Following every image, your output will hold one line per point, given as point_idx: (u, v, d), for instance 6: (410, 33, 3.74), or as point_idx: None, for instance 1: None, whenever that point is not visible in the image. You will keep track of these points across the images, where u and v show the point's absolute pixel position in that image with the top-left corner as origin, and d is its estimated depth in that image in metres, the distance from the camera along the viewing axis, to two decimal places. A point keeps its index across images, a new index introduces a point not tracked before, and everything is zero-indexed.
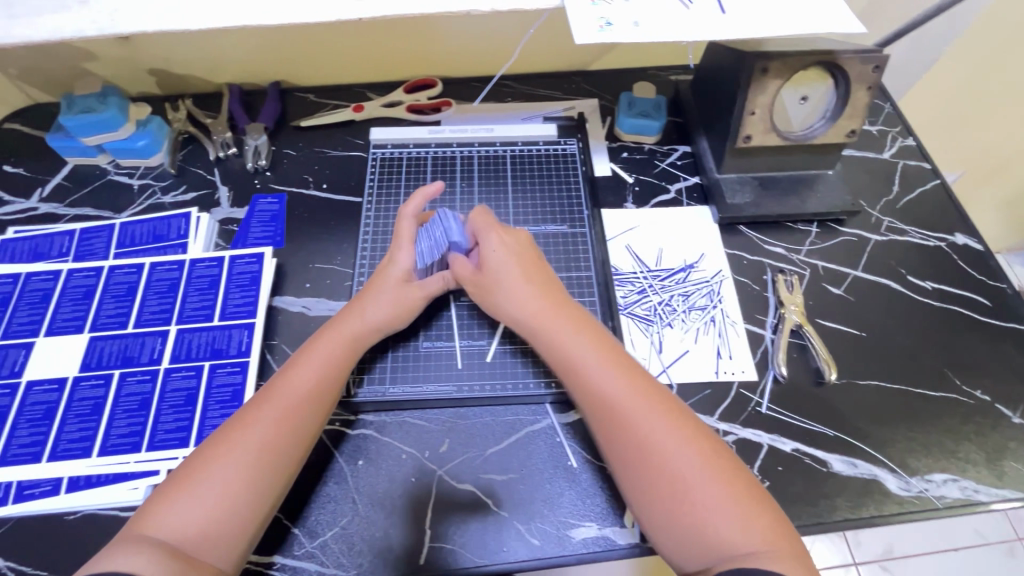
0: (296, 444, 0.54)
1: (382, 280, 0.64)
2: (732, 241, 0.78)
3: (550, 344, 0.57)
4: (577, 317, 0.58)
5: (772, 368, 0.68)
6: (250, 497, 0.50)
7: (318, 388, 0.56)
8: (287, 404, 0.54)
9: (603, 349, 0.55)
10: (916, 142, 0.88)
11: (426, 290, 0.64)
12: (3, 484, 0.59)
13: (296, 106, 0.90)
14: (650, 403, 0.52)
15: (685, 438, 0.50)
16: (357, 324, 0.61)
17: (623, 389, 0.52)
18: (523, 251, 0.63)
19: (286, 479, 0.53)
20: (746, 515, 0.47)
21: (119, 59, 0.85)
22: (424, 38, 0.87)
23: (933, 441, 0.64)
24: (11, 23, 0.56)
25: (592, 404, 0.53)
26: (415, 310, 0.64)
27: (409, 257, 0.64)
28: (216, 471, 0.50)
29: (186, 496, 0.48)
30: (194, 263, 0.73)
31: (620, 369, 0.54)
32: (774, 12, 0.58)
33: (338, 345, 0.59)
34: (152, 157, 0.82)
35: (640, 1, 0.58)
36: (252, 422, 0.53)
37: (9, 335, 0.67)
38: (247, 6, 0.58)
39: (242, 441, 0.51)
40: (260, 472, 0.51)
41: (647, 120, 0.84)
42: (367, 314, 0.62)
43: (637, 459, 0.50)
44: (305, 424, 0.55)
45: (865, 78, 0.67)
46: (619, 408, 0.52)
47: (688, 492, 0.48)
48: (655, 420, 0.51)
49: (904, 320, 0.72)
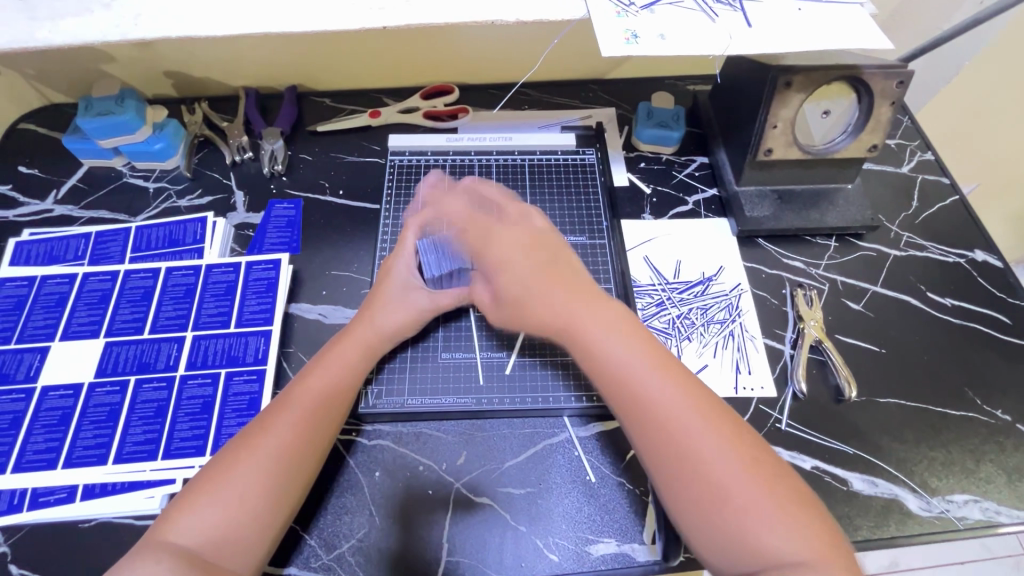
0: (317, 446, 0.54)
1: (390, 289, 0.65)
2: (751, 255, 0.77)
3: (586, 346, 0.53)
4: (613, 315, 0.54)
5: (791, 384, 0.67)
6: (274, 499, 0.50)
7: (337, 390, 0.57)
8: (308, 406, 0.55)
9: (642, 349, 0.52)
10: (935, 156, 0.87)
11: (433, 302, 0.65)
12: (18, 490, 0.58)
13: (312, 110, 0.90)
14: (693, 409, 0.49)
15: (728, 442, 0.48)
16: (371, 329, 0.62)
17: (666, 395, 0.50)
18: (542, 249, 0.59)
19: (305, 483, 0.53)
20: (791, 520, 0.45)
21: (136, 61, 0.84)
22: (443, 45, 0.87)
23: (953, 460, 0.63)
24: (34, 25, 0.56)
25: (632, 408, 0.50)
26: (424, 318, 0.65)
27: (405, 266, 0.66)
28: (240, 475, 0.49)
29: (208, 500, 0.48)
30: (211, 268, 0.72)
31: (662, 369, 0.51)
32: (801, 26, 0.58)
33: (357, 347, 0.61)
34: (168, 161, 0.81)
35: (666, 14, 0.58)
36: (274, 423, 0.53)
37: (24, 339, 0.67)
38: (271, 12, 0.58)
39: (265, 443, 0.51)
40: (283, 475, 0.51)
41: (666, 130, 0.84)
42: (379, 320, 0.63)
43: (679, 465, 0.48)
44: (326, 424, 0.55)
45: (890, 94, 0.66)
46: (660, 413, 0.49)
47: (732, 500, 0.46)
48: (698, 423, 0.49)
49: (924, 337, 0.71)
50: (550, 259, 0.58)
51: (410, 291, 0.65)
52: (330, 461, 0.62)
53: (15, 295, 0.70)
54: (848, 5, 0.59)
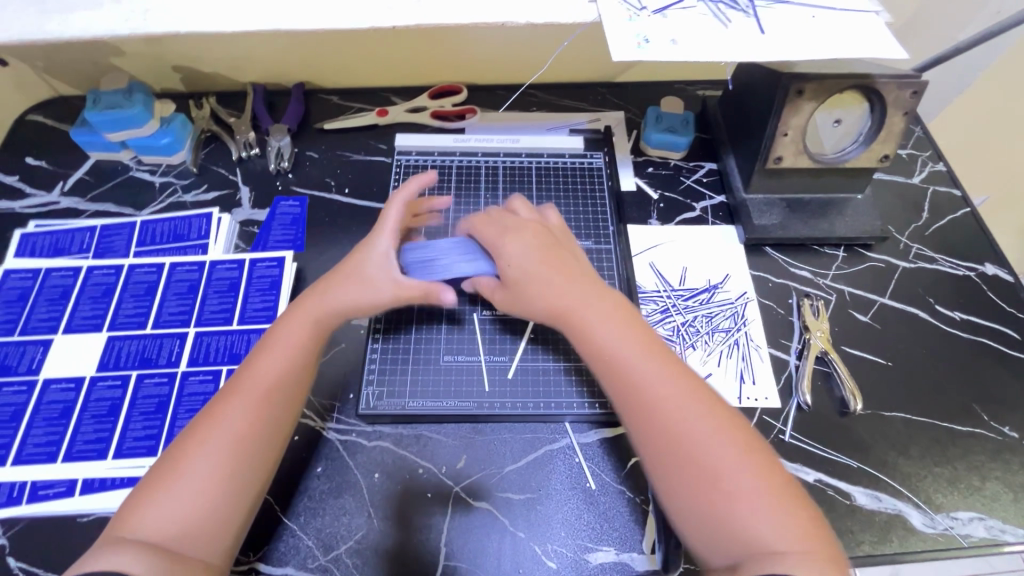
0: (273, 429, 0.53)
1: (348, 268, 0.61)
2: (758, 263, 0.77)
3: (585, 334, 0.57)
4: (613, 306, 0.58)
5: (796, 395, 0.67)
6: (233, 486, 0.49)
7: (289, 372, 0.55)
8: (259, 388, 0.53)
9: (638, 339, 0.55)
10: (947, 168, 0.86)
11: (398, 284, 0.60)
12: (17, 483, 0.58)
13: (320, 108, 0.90)
14: (682, 395, 0.52)
15: (718, 428, 0.50)
16: (322, 304, 0.59)
17: (657, 380, 0.53)
18: (546, 245, 0.62)
19: (267, 466, 0.52)
20: (776, 505, 0.47)
21: (145, 55, 0.84)
22: (452, 45, 0.87)
23: (958, 476, 0.63)
24: (45, 18, 0.56)
25: (627, 394, 0.53)
26: (381, 300, 0.60)
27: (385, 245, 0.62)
28: (194, 464, 0.49)
29: (165, 491, 0.48)
30: (214, 264, 0.72)
31: (657, 359, 0.54)
32: (815, 33, 0.57)
33: (308, 326, 0.58)
34: (175, 155, 0.81)
35: (678, 19, 0.57)
36: (227, 410, 0.52)
37: (27, 331, 0.67)
38: (280, 10, 0.58)
39: (218, 431, 0.50)
40: (239, 461, 0.50)
41: (675, 136, 0.83)
42: (334, 297, 0.59)
43: (667, 450, 0.50)
44: (281, 406, 0.53)
45: (903, 104, 0.66)
46: (650, 399, 0.52)
47: (719, 483, 0.48)
48: (692, 411, 0.51)
49: (932, 351, 0.70)
50: (546, 261, 0.60)
51: (370, 268, 0.61)
52: (329, 461, 0.62)
53: (19, 287, 0.70)
54: (863, 13, 0.59)
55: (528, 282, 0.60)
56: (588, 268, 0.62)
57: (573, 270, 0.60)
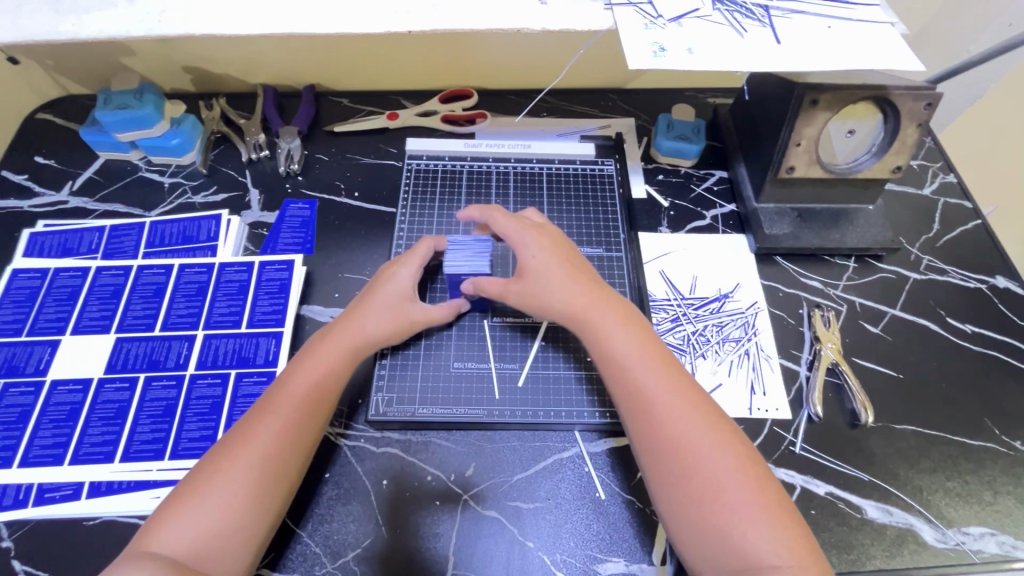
0: (299, 454, 0.53)
1: (382, 294, 0.63)
2: (768, 273, 0.76)
3: (595, 337, 0.58)
4: (622, 315, 0.59)
5: (806, 407, 0.66)
6: (257, 509, 0.49)
7: (316, 394, 0.55)
8: (291, 410, 0.53)
9: (647, 347, 0.57)
10: (957, 179, 0.86)
11: (427, 315, 0.64)
12: (23, 485, 0.58)
13: (329, 110, 0.89)
14: (688, 403, 0.53)
15: (719, 440, 0.50)
16: (358, 333, 0.60)
17: (663, 386, 0.54)
18: (564, 255, 0.64)
19: (290, 489, 0.52)
20: (771, 520, 0.47)
21: (156, 56, 0.84)
22: (463, 48, 0.86)
23: (970, 490, 0.62)
24: (59, 19, 0.56)
25: (632, 399, 0.54)
26: (413, 329, 0.63)
27: (407, 276, 0.64)
28: (221, 485, 0.49)
29: (191, 509, 0.47)
30: (224, 267, 0.72)
31: (663, 368, 0.55)
32: (831, 44, 0.57)
33: (338, 348, 0.58)
34: (185, 156, 0.81)
35: (694, 28, 0.57)
36: (257, 431, 0.51)
37: (36, 331, 0.67)
38: (295, 13, 0.58)
39: (247, 452, 0.50)
40: (264, 484, 0.50)
41: (686, 143, 0.83)
42: (368, 324, 0.60)
43: (665, 456, 0.51)
44: (308, 431, 0.54)
45: (917, 115, 0.65)
46: (656, 403, 0.53)
47: (716, 492, 0.48)
48: (695, 420, 0.52)
49: (943, 363, 0.70)
50: (565, 268, 0.62)
51: (396, 296, 0.63)
52: (336, 467, 0.61)
53: (28, 288, 0.70)
54: (879, 24, 0.58)
55: (540, 286, 0.61)
56: (600, 280, 0.64)
57: (585, 279, 0.62)
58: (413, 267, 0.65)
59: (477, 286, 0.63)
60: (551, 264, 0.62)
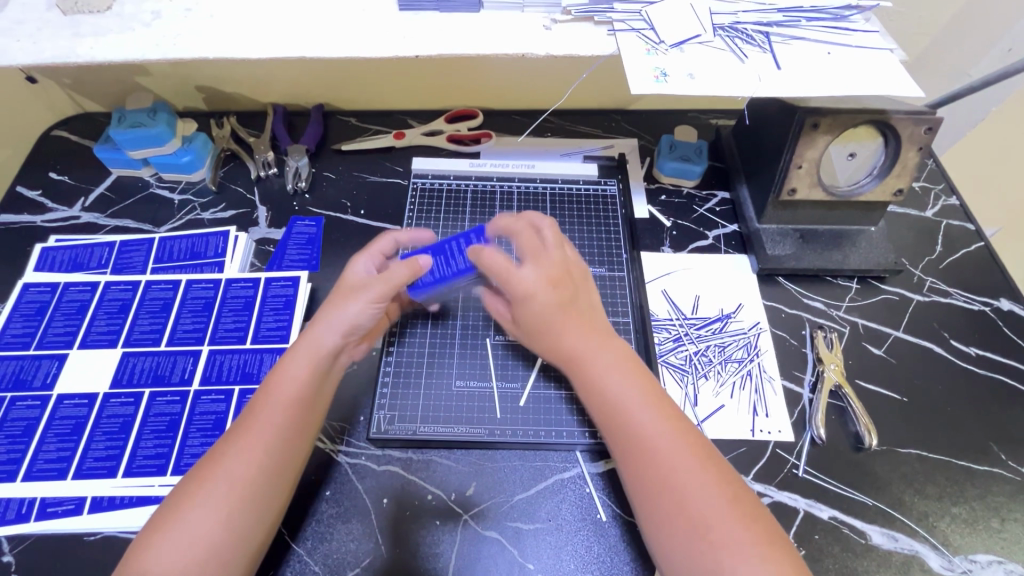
0: (271, 480, 0.51)
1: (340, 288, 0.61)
2: (771, 293, 0.77)
3: (593, 379, 0.56)
4: (622, 352, 0.58)
5: (809, 429, 0.66)
6: (228, 537, 0.48)
7: (286, 422, 0.53)
8: (258, 436, 0.52)
9: (645, 390, 0.55)
10: (959, 201, 0.87)
11: (393, 282, 0.59)
12: (25, 500, 0.58)
13: (338, 129, 0.91)
14: (683, 443, 0.52)
15: (718, 483, 0.50)
16: (316, 334, 0.58)
17: (657, 428, 0.52)
18: (563, 295, 0.59)
19: (266, 515, 0.51)
20: (768, 562, 0.46)
21: (170, 76, 0.86)
22: (470, 70, 0.88)
23: (977, 516, 0.61)
24: (78, 41, 0.58)
25: (627, 441, 0.53)
26: (371, 303, 0.58)
27: (360, 265, 0.63)
28: (197, 516, 0.48)
29: (163, 540, 0.47)
30: (229, 283, 0.73)
31: (661, 406, 0.54)
32: (830, 69, 0.58)
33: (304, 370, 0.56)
34: (195, 173, 0.82)
35: (695, 53, 0.58)
36: (228, 461, 0.50)
37: (44, 345, 0.68)
38: (306, 37, 0.59)
39: (212, 482, 0.49)
40: (235, 514, 0.49)
41: (689, 164, 0.83)
42: (324, 321, 0.58)
43: (664, 499, 0.50)
44: (277, 458, 0.52)
45: (917, 139, 0.66)
46: (650, 444, 0.52)
47: (715, 534, 0.47)
48: (689, 460, 0.51)
49: (948, 387, 0.70)
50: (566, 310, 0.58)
51: (353, 284, 0.61)
52: (337, 484, 0.61)
53: (38, 301, 0.71)
54: (879, 51, 0.59)
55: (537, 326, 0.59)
56: (597, 309, 0.61)
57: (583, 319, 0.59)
58: (367, 257, 0.64)
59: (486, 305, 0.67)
60: (559, 304, 0.58)
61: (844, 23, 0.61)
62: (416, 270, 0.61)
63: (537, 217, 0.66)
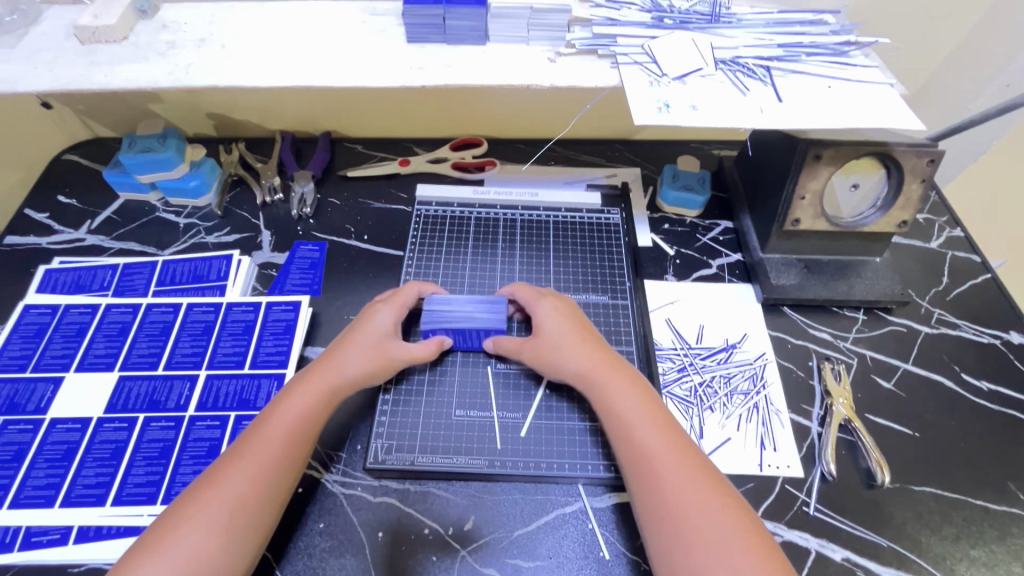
0: (274, 498, 0.51)
1: (362, 335, 0.63)
2: (777, 323, 0.76)
3: (602, 399, 0.58)
4: (630, 376, 0.60)
5: (819, 464, 0.64)
6: (224, 559, 0.47)
7: (297, 442, 0.54)
8: (267, 453, 0.52)
9: (652, 411, 0.56)
10: (964, 233, 0.86)
11: (409, 353, 0.63)
12: (10, 530, 0.56)
13: (344, 156, 0.92)
14: (688, 463, 0.52)
15: (724, 505, 0.49)
16: (334, 375, 0.59)
17: (663, 446, 0.53)
18: (575, 318, 0.66)
19: (260, 538, 0.50)
20: None
21: (182, 103, 0.88)
22: (475, 100, 0.90)
23: (998, 560, 0.59)
24: (92, 68, 0.60)
25: (635, 459, 0.53)
26: (392, 367, 0.63)
27: (385, 317, 0.65)
28: (190, 530, 0.47)
29: (154, 554, 0.46)
30: (230, 307, 0.73)
31: (667, 428, 0.55)
32: (831, 101, 0.58)
33: (316, 395, 0.58)
34: (202, 198, 0.83)
35: (697, 86, 0.59)
36: (228, 475, 0.50)
37: (40, 368, 0.67)
38: (316, 67, 0.61)
39: (212, 499, 0.49)
40: (232, 532, 0.48)
41: (692, 194, 0.84)
42: (345, 365, 0.60)
43: (671, 519, 0.49)
44: (279, 477, 0.52)
45: (919, 171, 0.66)
46: (656, 461, 0.52)
47: (722, 557, 0.46)
48: (695, 479, 0.51)
49: (961, 422, 0.68)
50: (582, 329, 0.64)
51: (374, 337, 0.63)
52: (331, 516, 0.59)
53: (38, 323, 0.71)
54: (879, 85, 0.60)
55: (551, 344, 0.63)
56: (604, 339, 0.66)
57: (594, 341, 0.63)
58: (391, 308, 0.66)
59: (496, 343, 0.66)
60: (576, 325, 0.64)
61: (844, 58, 0.63)
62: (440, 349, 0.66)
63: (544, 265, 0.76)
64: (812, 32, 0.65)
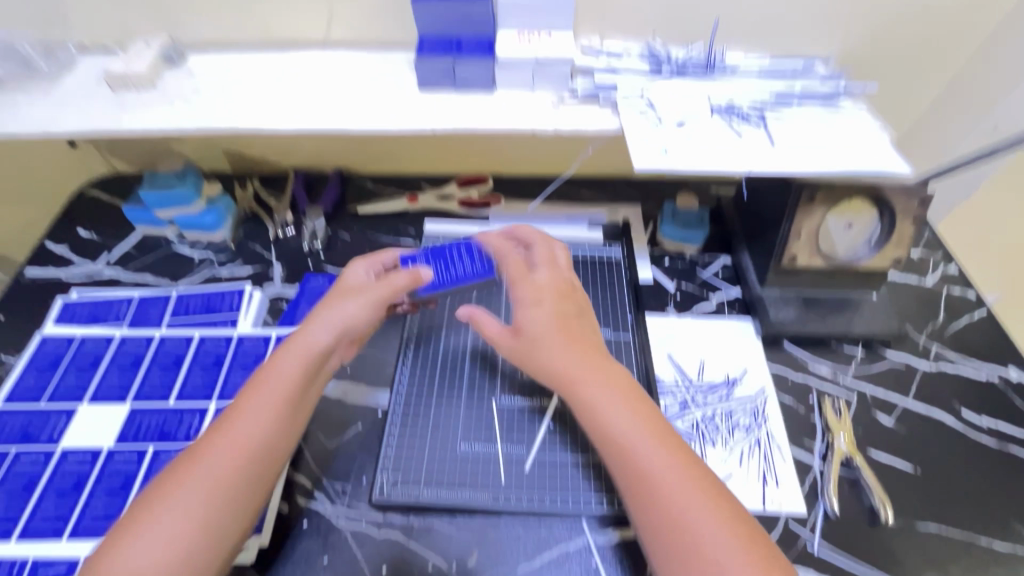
0: (255, 471, 0.52)
1: (338, 291, 0.65)
2: (776, 359, 0.77)
3: (584, 401, 0.56)
4: (615, 371, 0.58)
5: (822, 501, 0.64)
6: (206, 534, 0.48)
7: (275, 418, 0.54)
8: (244, 427, 0.53)
9: (639, 414, 0.54)
10: (958, 269, 0.88)
11: (389, 290, 0.64)
12: (18, 562, 0.57)
13: (355, 192, 0.96)
14: (676, 463, 0.51)
15: (711, 505, 0.48)
16: (311, 332, 0.60)
17: (651, 447, 0.52)
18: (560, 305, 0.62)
19: (244, 511, 0.50)
20: None
21: (201, 142, 0.92)
22: (482, 139, 0.94)
23: None
24: (121, 113, 0.64)
25: (625, 467, 0.52)
26: (373, 312, 0.63)
27: (359, 271, 0.67)
28: (170, 510, 0.48)
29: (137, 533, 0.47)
30: (241, 339, 0.74)
31: (656, 431, 0.53)
32: (822, 146, 0.61)
33: (292, 365, 0.57)
34: (216, 233, 0.85)
35: (694, 132, 0.62)
36: (207, 453, 0.51)
37: (55, 399, 0.68)
38: (331, 112, 0.64)
39: (192, 476, 0.49)
40: (212, 509, 0.49)
41: (692, 231, 0.87)
42: (321, 318, 0.61)
43: (663, 527, 0.48)
44: (261, 448, 0.52)
45: (911, 211, 0.69)
46: (645, 467, 0.51)
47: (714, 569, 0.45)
48: (683, 480, 0.50)
49: (963, 459, 0.68)
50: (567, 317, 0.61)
51: (350, 290, 0.64)
52: (336, 551, 0.60)
53: (54, 354, 0.72)
54: (866, 131, 0.63)
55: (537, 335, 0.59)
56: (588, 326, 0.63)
57: (578, 333, 0.61)
58: (364, 266, 0.68)
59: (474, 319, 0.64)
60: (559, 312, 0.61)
61: (833, 106, 0.66)
62: (417, 282, 0.65)
63: (534, 234, 0.72)
64: (803, 82, 0.68)
